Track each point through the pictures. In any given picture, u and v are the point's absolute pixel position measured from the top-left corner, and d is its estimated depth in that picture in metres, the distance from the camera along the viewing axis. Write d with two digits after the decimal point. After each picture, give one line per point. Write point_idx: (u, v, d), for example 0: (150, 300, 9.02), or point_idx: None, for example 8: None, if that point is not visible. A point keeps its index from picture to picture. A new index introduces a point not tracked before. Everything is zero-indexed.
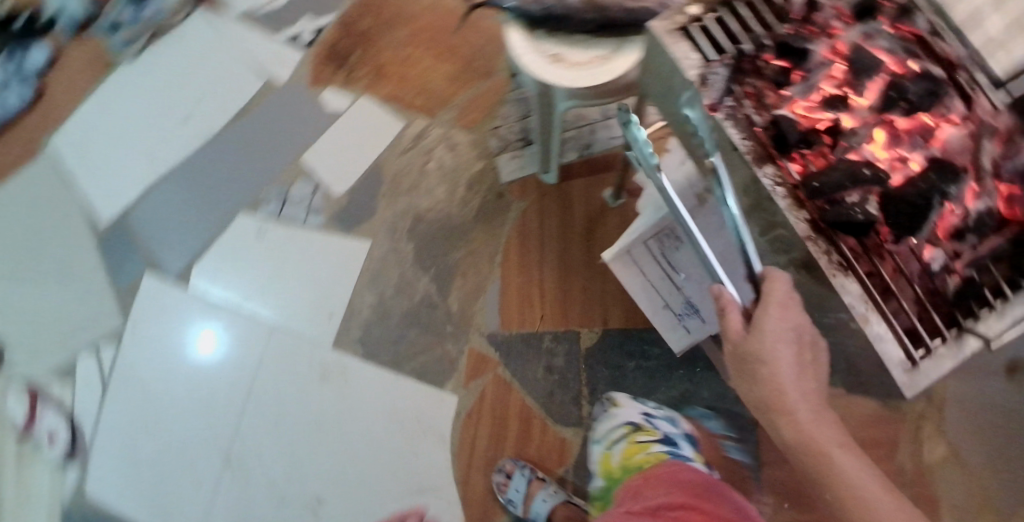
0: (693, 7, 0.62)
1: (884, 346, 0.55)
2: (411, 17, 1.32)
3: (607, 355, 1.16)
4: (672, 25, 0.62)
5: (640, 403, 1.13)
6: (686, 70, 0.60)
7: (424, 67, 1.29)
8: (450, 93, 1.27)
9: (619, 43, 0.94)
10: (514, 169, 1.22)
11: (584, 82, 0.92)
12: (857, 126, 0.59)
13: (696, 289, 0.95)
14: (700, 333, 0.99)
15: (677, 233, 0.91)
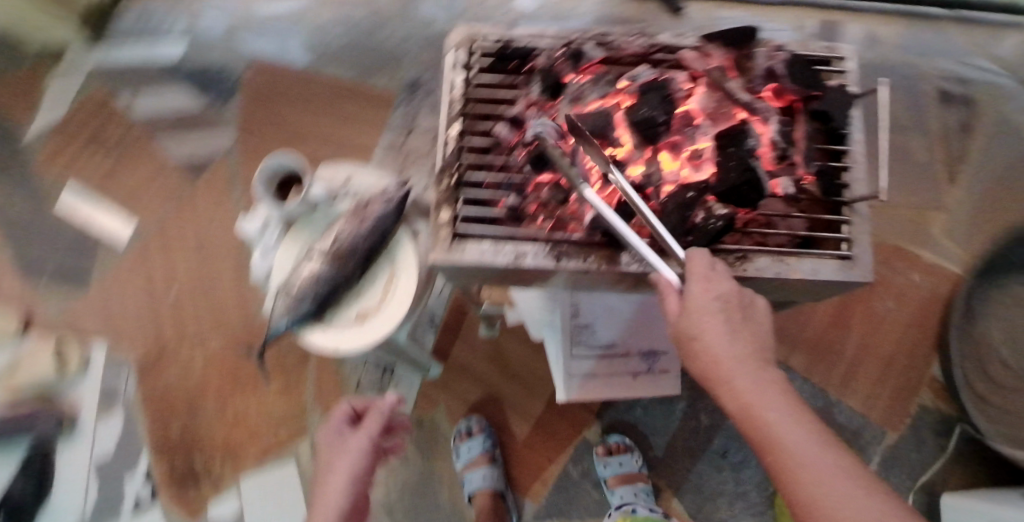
0: (444, 213, 0.78)
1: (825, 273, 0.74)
2: (201, 385, 1.21)
3: (620, 428, 1.14)
4: (444, 240, 0.76)
5: (679, 429, 1.13)
6: (493, 261, 0.74)
7: (257, 407, 1.20)
8: (297, 400, 1.19)
9: (391, 253, 0.98)
10: (404, 393, 1.15)
11: (402, 303, 0.94)
12: (643, 168, 0.79)
13: (634, 339, 0.99)
14: (672, 361, 1.01)
15: (583, 322, 0.98)
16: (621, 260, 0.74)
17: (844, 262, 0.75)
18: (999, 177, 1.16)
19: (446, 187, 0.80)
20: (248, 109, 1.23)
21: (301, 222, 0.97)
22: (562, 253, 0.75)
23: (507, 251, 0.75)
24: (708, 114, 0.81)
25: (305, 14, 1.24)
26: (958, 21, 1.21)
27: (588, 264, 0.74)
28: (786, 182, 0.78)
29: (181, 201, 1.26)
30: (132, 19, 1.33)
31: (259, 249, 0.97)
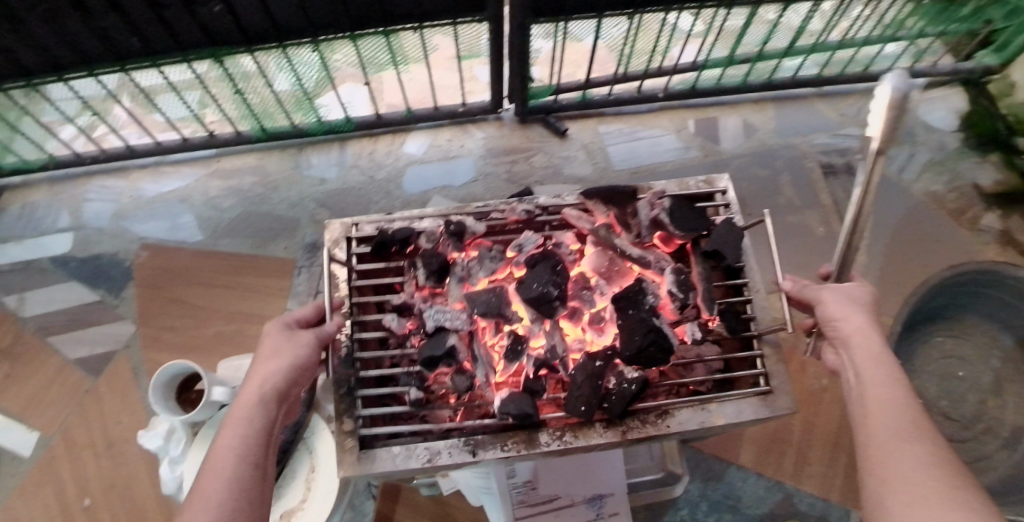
0: (346, 424, 0.67)
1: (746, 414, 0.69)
2: None
3: None
4: (352, 458, 0.65)
5: None
6: (414, 462, 0.65)
7: None
8: None
9: (307, 444, 0.85)
10: None
11: (328, 497, 0.81)
12: (550, 340, 0.74)
13: (577, 488, 0.94)
14: (622, 503, 0.96)
15: (522, 482, 0.91)
16: (544, 442, 0.67)
17: (763, 396, 0.70)
18: (882, 236, 1.31)
19: (345, 390, 0.70)
20: (146, 295, 1.30)
21: (206, 425, 0.84)
22: (479, 444, 0.67)
23: (420, 453, 0.66)
24: (602, 273, 0.81)
25: (191, 191, 1.40)
26: (822, 96, 1.47)
27: (508, 452, 0.66)
28: (691, 327, 0.74)
29: (85, 402, 1.22)
30: (13, 215, 1.41)
31: (166, 460, 0.85)
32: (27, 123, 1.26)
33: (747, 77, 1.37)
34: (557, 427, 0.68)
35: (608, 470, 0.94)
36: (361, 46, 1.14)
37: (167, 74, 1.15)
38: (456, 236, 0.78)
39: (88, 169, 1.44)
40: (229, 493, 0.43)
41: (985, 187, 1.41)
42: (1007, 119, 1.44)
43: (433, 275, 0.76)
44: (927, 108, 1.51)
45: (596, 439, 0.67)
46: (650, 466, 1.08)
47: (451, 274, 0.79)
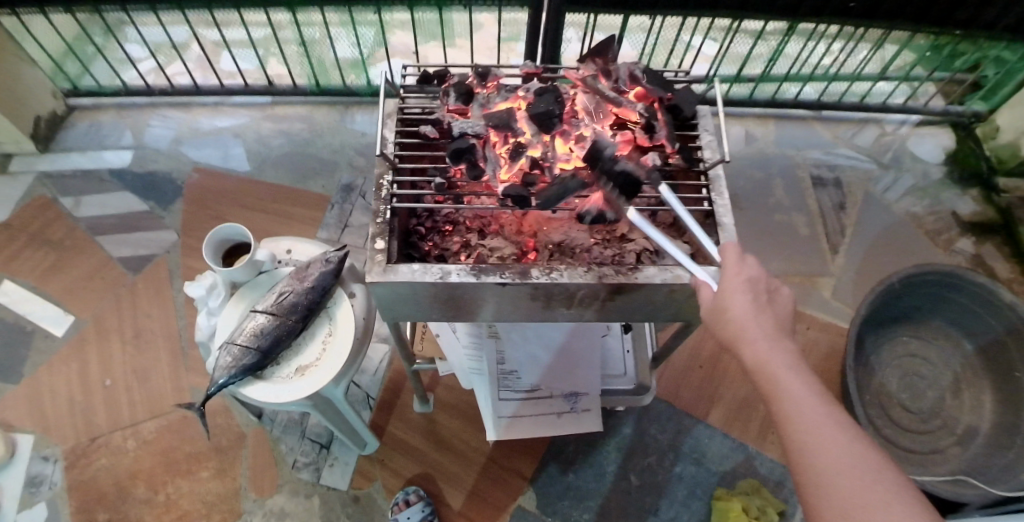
0: (378, 242, 0.68)
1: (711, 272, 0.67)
2: (116, 479, 1.14)
3: (555, 494, 1.12)
4: (379, 265, 0.66)
5: (614, 487, 1.13)
6: (424, 279, 0.65)
7: (183, 491, 1.12)
8: (228, 483, 1.13)
9: (328, 312, 0.92)
10: (338, 472, 1.14)
11: (343, 352, 0.87)
12: (546, 151, 0.80)
13: (558, 383, 1.00)
14: (596, 402, 1.02)
15: (509, 368, 0.99)
16: (533, 275, 0.67)
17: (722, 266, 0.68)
18: (868, 243, 1.41)
19: (381, 220, 0.71)
20: (191, 210, 1.41)
21: (245, 285, 0.94)
22: (483, 270, 0.67)
23: (435, 271, 0.66)
24: (588, 111, 0.84)
25: (246, 130, 1.52)
26: (819, 119, 1.62)
27: (507, 280, 0.66)
28: (652, 155, 0.79)
29: (121, 294, 1.32)
30: (81, 131, 1.51)
31: (204, 311, 0.94)
32: (97, 63, 1.48)
33: (752, 92, 1.54)
34: (547, 266, 0.68)
35: (587, 356, 1.02)
36: (419, 16, 1.28)
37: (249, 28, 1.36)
38: (480, 76, 0.87)
39: (155, 102, 1.55)
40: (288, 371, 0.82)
41: (962, 215, 1.51)
42: (989, 159, 1.58)
43: (461, 95, 0.84)
44: (915, 140, 1.62)
45: (579, 280, 0.66)
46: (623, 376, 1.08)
47: (473, 101, 0.84)
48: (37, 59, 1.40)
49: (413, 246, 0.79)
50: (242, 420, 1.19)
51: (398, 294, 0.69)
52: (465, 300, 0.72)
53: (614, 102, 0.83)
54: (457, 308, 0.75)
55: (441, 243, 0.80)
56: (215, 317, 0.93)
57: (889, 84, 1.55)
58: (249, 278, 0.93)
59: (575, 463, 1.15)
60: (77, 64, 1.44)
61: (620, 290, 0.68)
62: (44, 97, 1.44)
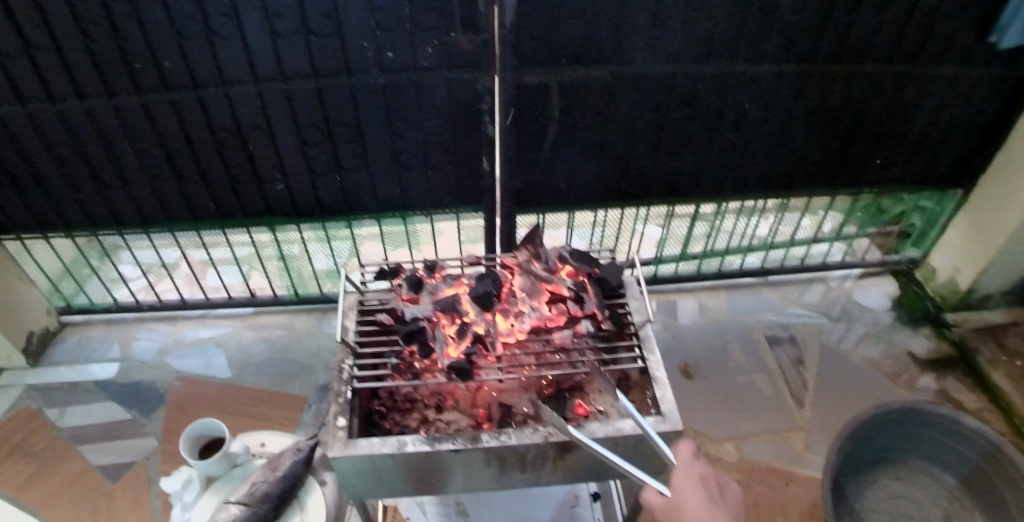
0: (340, 419, 0.73)
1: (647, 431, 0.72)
2: None
3: None
4: (339, 440, 0.70)
5: None
6: (382, 450, 0.68)
7: None
8: None
9: (300, 501, 0.93)
10: None
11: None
12: (490, 323, 0.86)
13: None
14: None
15: None
16: (484, 439, 0.70)
17: (657, 418, 0.76)
18: (827, 395, 1.46)
19: (343, 400, 0.77)
20: (172, 418, 1.46)
21: (220, 479, 0.95)
22: (436, 438, 0.71)
23: (392, 442, 0.70)
24: (525, 289, 0.92)
25: (227, 337, 1.65)
26: (767, 284, 1.77)
27: (458, 445, 0.69)
28: (585, 323, 0.89)
29: (97, 504, 1.31)
30: (71, 345, 1.64)
31: (178, 506, 0.92)
32: (91, 282, 1.61)
33: (699, 268, 1.71)
34: (496, 430, 0.72)
35: None
36: (384, 227, 1.47)
37: (234, 248, 1.52)
38: (429, 268, 0.97)
39: (144, 317, 1.71)
40: None
41: (918, 354, 1.60)
42: (934, 299, 1.72)
43: (411, 283, 0.92)
44: (860, 292, 1.77)
45: (526, 440, 0.70)
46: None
47: (423, 289, 0.93)
48: (38, 280, 1.56)
49: (375, 425, 0.85)
50: None
51: (361, 467, 0.71)
52: (426, 470, 0.74)
53: (546, 280, 0.92)
54: (422, 481, 0.77)
55: (401, 420, 0.86)
56: (188, 511, 0.91)
57: (826, 245, 1.74)
58: (223, 471, 0.94)
59: None
60: (72, 284, 1.60)
61: (566, 448, 0.71)
62: (39, 314, 1.59)
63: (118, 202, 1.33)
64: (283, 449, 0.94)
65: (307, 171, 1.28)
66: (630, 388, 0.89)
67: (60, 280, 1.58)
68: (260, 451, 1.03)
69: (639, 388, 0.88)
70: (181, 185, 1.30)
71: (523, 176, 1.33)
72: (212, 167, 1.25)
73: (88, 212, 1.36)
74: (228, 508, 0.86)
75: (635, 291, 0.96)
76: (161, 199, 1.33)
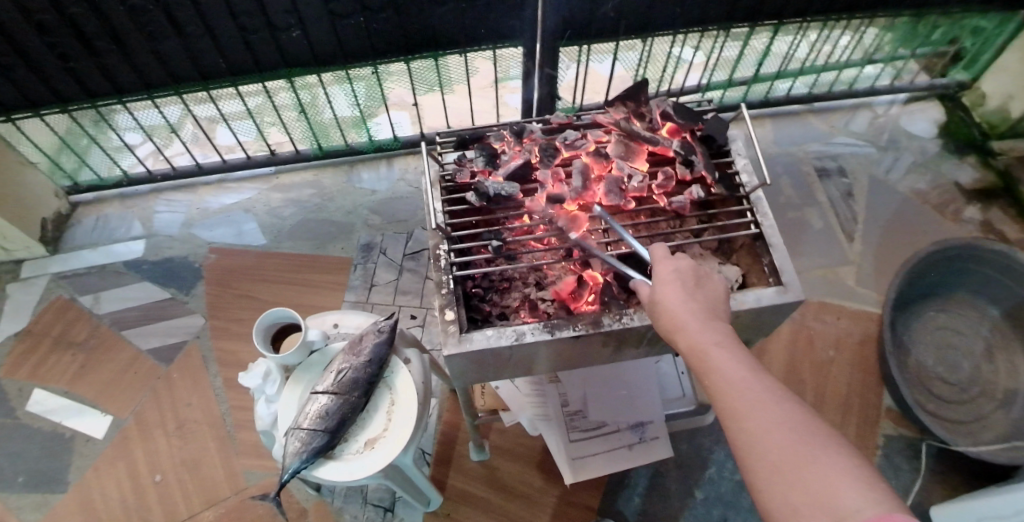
0: (449, 312, 0.71)
1: (770, 301, 0.70)
2: None
3: (620, 515, 1.12)
4: (453, 334, 0.69)
5: (681, 508, 1.13)
6: (506, 338, 0.69)
7: None
8: None
9: (388, 382, 0.93)
10: None
11: (406, 425, 0.88)
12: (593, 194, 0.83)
13: (621, 414, 0.99)
14: (663, 429, 0.99)
15: (573, 410, 0.98)
16: (607, 323, 0.70)
17: (778, 289, 0.71)
18: (882, 228, 1.43)
19: (446, 290, 0.73)
20: (215, 292, 1.39)
21: (299, 367, 0.94)
22: (555, 325, 0.70)
23: (508, 332, 0.69)
24: (622, 155, 0.86)
25: (254, 202, 1.52)
26: (813, 112, 1.63)
27: (580, 331, 0.69)
28: (695, 189, 0.81)
29: (158, 387, 1.30)
30: (88, 226, 1.51)
31: (263, 398, 0.93)
32: (93, 153, 1.42)
33: (744, 94, 1.55)
34: (616, 311, 0.71)
35: (644, 390, 1.00)
36: (412, 67, 1.27)
37: (245, 99, 1.32)
38: (516, 135, 0.88)
39: (157, 188, 1.56)
40: (380, 463, 0.86)
41: (965, 185, 1.53)
42: (980, 125, 1.60)
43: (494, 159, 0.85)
44: (907, 119, 1.63)
45: (652, 320, 0.69)
46: (681, 398, 1.06)
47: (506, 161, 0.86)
48: (35, 158, 1.39)
49: (476, 307, 0.78)
50: (302, 495, 1.16)
51: (472, 358, 0.71)
52: (518, 358, 0.75)
53: (647, 141, 0.85)
54: (525, 364, 0.80)
55: (501, 301, 0.80)
56: (274, 403, 0.92)
57: (874, 69, 1.54)
58: (303, 359, 0.93)
59: (640, 488, 1.14)
60: (74, 159, 1.43)
61: None
62: (46, 198, 1.44)
63: (115, 68, 1.15)
64: (363, 333, 0.92)
65: (326, 13, 1.08)
66: (733, 252, 0.83)
67: (57, 154, 1.39)
68: (334, 334, 0.99)
69: (746, 253, 0.81)
70: (186, 45, 1.11)
71: (578, 4, 1.11)
72: (218, 18, 1.05)
73: (83, 83, 1.17)
74: (318, 398, 0.87)
75: (739, 149, 0.86)
76: (164, 59, 1.14)
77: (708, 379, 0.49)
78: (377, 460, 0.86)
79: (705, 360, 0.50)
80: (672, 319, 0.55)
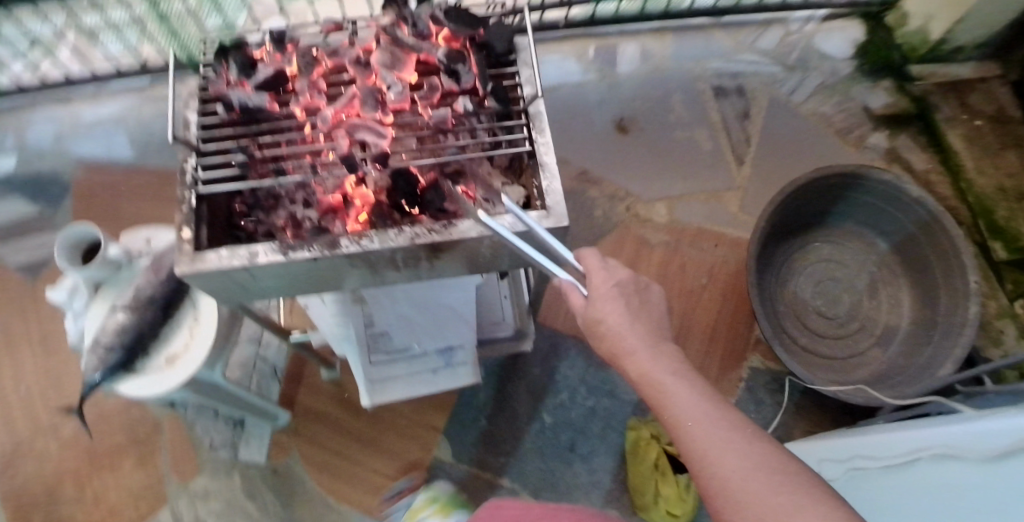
0: (185, 231, 0.59)
1: (527, 226, 0.58)
2: (39, 477, 1.14)
3: (465, 433, 1.13)
4: (187, 253, 0.59)
5: (527, 429, 1.13)
6: (240, 262, 0.59)
7: (105, 484, 1.12)
8: (147, 468, 1.13)
9: (191, 300, 0.91)
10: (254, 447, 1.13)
11: (209, 336, 0.88)
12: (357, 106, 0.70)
13: (431, 340, 0.89)
14: (472, 355, 0.95)
15: (378, 331, 0.87)
16: (344, 246, 0.59)
17: (539, 213, 0.60)
18: (775, 153, 1.38)
19: (186, 208, 0.62)
20: (84, 208, 1.37)
21: (107, 283, 0.90)
22: (294, 244, 0.61)
23: (244, 253, 0.59)
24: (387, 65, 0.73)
25: (127, 115, 1.45)
26: (720, 27, 1.53)
27: (316, 253, 0.59)
28: (462, 101, 0.67)
29: (24, 301, 1.29)
30: None
31: (71, 315, 0.90)
32: None
33: (645, 8, 1.45)
34: (363, 233, 0.61)
35: (460, 309, 0.85)
36: None
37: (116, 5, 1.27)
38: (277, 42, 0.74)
39: (33, 100, 1.47)
40: (181, 379, 0.85)
41: (874, 110, 1.48)
42: (902, 47, 1.53)
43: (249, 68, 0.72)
44: (824, 38, 1.55)
45: (393, 243, 0.59)
46: (502, 325, 0.99)
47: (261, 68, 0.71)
48: None
49: (238, 227, 0.69)
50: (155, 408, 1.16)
51: (216, 281, 0.63)
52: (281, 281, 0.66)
53: (412, 49, 0.73)
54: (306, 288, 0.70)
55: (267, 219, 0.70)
56: (82, 319, 0.90)
57: None
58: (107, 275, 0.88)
59: (488, 409, 1.14)
60: None
61: (439, 250, 0.61)
62: None
63: None
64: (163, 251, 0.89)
65: None
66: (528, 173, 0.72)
67: None
68: (145, 252, 0.93)
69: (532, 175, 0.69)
70: None
71: None
72: None
73: None
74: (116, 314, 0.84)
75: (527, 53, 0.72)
76: None
77: (664, 412, 0.56)
78: (177, 377, 0.85)
79: (659, 393, 0.57)
80: (614, 344, 0.61)
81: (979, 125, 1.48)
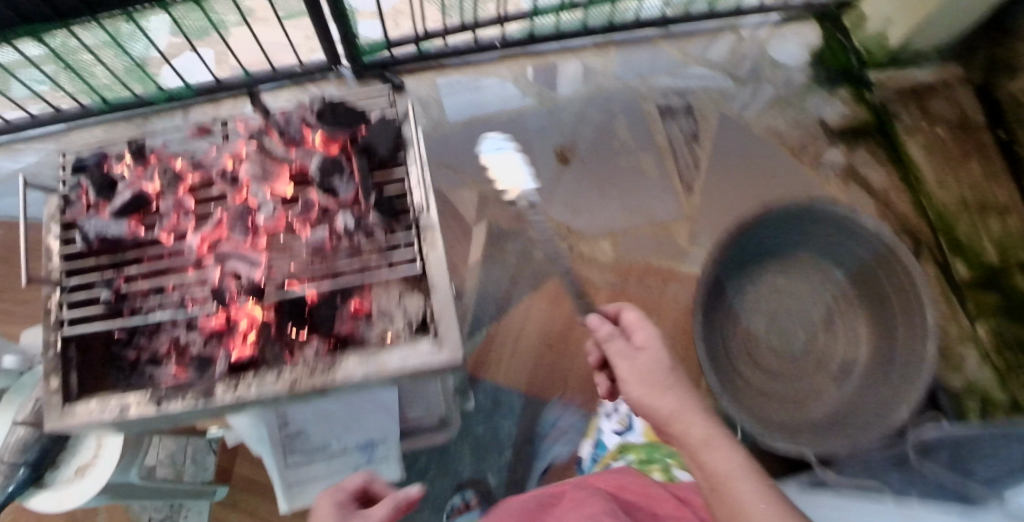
0: (53, 380, 0.60)
1: (413, 365, 0.58)
2: None
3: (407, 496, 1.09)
4: (56, 406, 0.59)
5: (471, 489, 1.09)
6: (107, 414, 0.58)
7: None
8: None
9: None
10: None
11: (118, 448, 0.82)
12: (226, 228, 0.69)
13: (348, 437, 0.87)
14: (394, 448, 0.94)
15: (294, 432, 0.84)
16: (218, 395, 0.58)
17: (430, 347, 0.59)
18: (725, 180, 1.32)
19: (52, 353, 0.61)
20: None
21: (11, 390, 0.84)
22: (166, 393, 0.59)
23: (113, 405, 0.59)
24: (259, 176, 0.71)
25: (39, 167, 1.32)
26: (667, 37, 1.45)
27: (186, 404, 0.58)
28: (341, 218, 0.67)
29: None
30: None
31: None
32: None
33: (585, 21, 1.36)
34: (236, 377, 0.60)
35: (378, 418, 0.86)
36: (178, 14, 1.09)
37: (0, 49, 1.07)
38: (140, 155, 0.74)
39: None
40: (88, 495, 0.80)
41: (830, 122, 1.42)
42: (859, 52, 1.45)
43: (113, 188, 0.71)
44: (776, 44, 1.49)
45: (267, 392, 0.58)
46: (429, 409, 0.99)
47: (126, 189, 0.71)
48: None
49: (119, 361, 0.68)
50: None
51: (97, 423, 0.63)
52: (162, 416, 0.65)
53: (282, 158, 0.72)
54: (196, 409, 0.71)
55: (149, 344, 0.68)
56: None
57: None
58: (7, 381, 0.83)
59: (429, 470, 1.11)
60: None
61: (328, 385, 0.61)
62: None
63: None
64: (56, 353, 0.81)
65: None
66: None
67: None
68: None
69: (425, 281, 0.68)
70: None
71: None
72: None
73: None
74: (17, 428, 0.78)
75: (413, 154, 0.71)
76: None
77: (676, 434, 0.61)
78: (84, 494, 0.80)
79: (668, 412, 0.62)
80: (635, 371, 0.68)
81: (943, 134, 1.39)
